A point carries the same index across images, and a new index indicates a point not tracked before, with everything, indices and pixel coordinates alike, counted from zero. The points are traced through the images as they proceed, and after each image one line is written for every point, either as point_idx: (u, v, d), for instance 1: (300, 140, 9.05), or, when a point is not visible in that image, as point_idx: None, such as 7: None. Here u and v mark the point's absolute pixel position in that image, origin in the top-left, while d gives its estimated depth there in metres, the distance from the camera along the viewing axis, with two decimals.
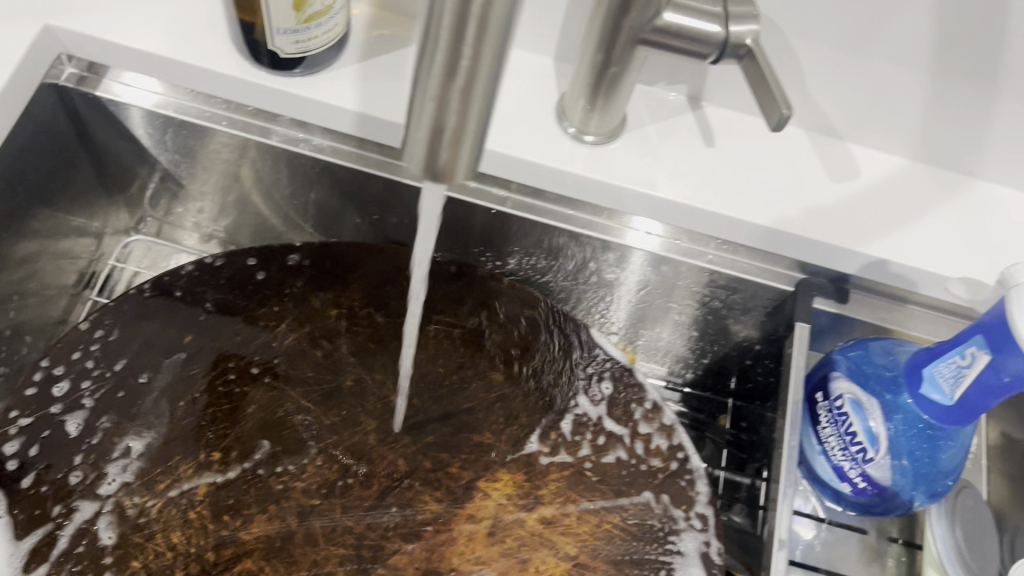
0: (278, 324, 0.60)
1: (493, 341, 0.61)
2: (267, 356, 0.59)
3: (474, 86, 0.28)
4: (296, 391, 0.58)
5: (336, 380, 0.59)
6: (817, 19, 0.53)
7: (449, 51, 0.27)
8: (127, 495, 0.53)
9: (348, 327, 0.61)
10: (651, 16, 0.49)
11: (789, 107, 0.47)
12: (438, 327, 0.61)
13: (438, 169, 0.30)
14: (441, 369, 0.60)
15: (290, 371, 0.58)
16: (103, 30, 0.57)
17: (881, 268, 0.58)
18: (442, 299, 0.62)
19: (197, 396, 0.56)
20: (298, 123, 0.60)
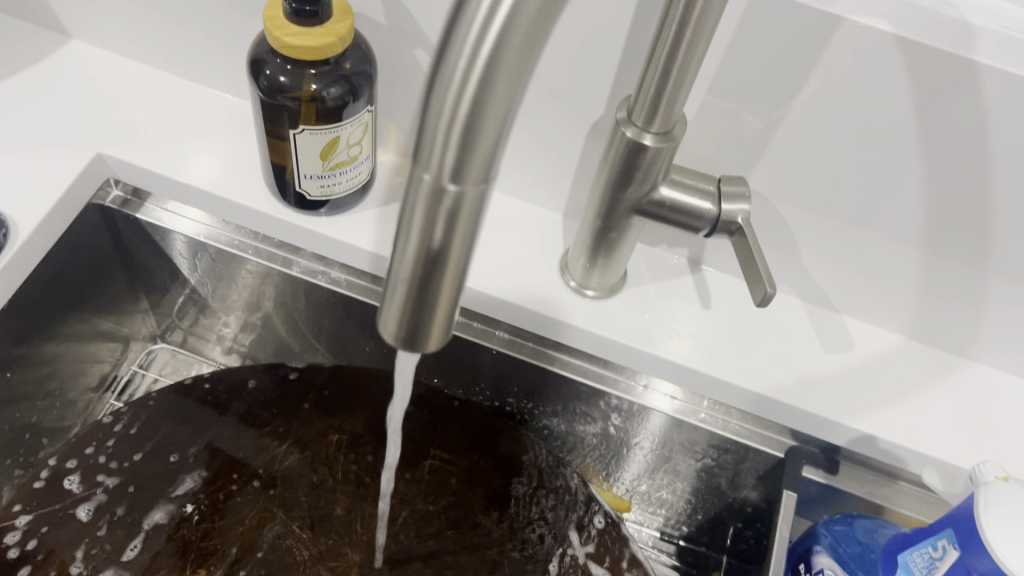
0: (282, 443, 0.62)
1: (485, 481, 0.62)
2: (264, 475, 0.60)
3: (444, 274, 0.30)
4: (291, 513, 0.59)
5: (332, 505, 0.60)
6: (811, 198, 0.56)
7: (419, 242, 0.29)
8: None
9: (348, 453, 0.62)
10: (648, 190, 0.52)
11: (773, 286, 0.49)
12: (435, 459, 0.63)
13: (410, 343, 0.32)
14: (433, 508, 0.61)
15: (286, 493, 0.60)
16: (151, 161, 0.62)
17: (870, 443, 0.58)
18: (441, 432, 0.64)
19: (202, 498, 0.59)
20: (319, 257, 0.64)
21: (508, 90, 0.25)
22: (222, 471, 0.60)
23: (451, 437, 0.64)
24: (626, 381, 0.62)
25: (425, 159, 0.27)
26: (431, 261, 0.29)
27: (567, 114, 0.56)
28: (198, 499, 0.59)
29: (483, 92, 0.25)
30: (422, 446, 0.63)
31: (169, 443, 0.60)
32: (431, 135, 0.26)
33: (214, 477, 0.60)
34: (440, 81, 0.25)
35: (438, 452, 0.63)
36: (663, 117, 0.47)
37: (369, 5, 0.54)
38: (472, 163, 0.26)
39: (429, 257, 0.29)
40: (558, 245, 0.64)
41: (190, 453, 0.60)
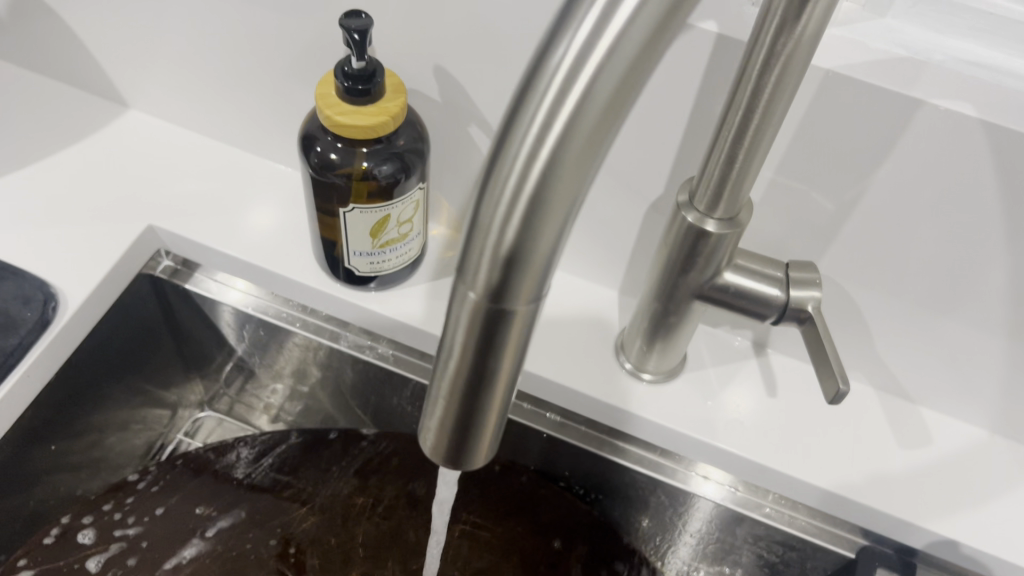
0: (299, 503, 0.64)
1: (506, 552, 0.62)
2: (276, 543, 0.61)
3: (488, 390, 0.27)
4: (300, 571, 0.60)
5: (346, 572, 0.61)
6: (885, 283, 0.53)
7: (463, 356, 0.26)
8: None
9: (366, 518, 0.63)
10: (711, 275, 0.49)
11: (846, 382, 0.45)
12: (468, 523, 0.64)
13: (452, 459, 0.29)
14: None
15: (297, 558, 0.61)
16: (202, 233, 0.62)
17: (952, 548, 0.54)
18: (479, 497, 0.65)
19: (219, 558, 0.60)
20: (367, 332, 0.63)
21: (564, 207, 0.22)
22: (245, 525, 0.62)
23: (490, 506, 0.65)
24: (685, 471, 0.59)
25: (470, 278, 0.24)
26: (476, 376, 0.27)
27: (624, 191, 0.54)
28: (224, 552, 0.60)
29: (536, 210, 0.22)
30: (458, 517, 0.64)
31: (170, 502, 0.63)
32: (478, 252, 0.24)
33: (229, 528, 0.62)
34: (489, 197, 0.23)
35: (472, 518, 0.64)
36: (728, 203, 0.45)
37: (423, 81, 0.53)
38: (522, 283, 0.24)
39: (474, 372, 0.27)
40: (613, 324, 0.61)
41: (207, 513, 0.62)
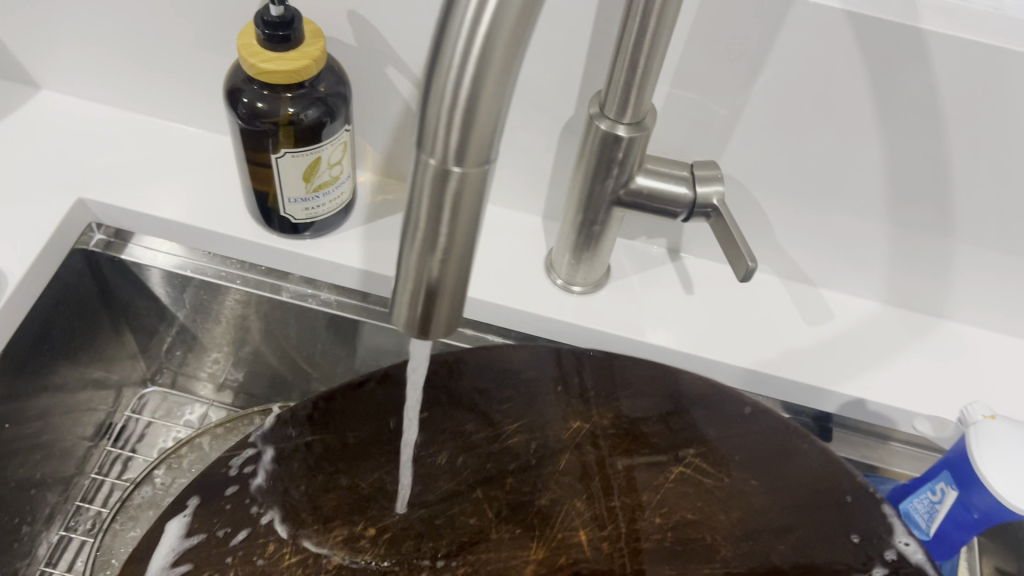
0: (517, 425, 0.54)
1: (750, 490, 0.52)
2: (598, 463, 0.54)
3: (451, 254, 0.31)
4: (631, 498, 0.53)
5: (584, 517, 0.53)
6: (779, 175, 0.58)
7: (428, 223, 0.30)
8: (343, 554, 0.52)
9: (585, 447, 0.54)
10: (626, 180, 0.53)
11: (755, 260, 0.50)
12: (705, 457, 0.53)
13: (422, 328, 0.33)
14: (617, 506, 0.53)
15: (525, 478, 0.54)
16: (132, 201, 0.63)
17: (859, 406, 0.60)
18: (719, 433, 0.53)
19: (441, 478, 0.53)
20: (308, 281, 0.65)
21: (503, 72, 0.26)
22: (546, 448, 0.54)
23: (610, 393, 0.54)
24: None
25: (429, 146, 0.28)
26: (441, 240, 0.30)
27: (539, 117, 0.58)
28: (421, 492, 0.53)
29: (480, 74, 0.26)
30: (633, 427, 0.54)
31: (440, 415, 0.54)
32: (433, 122, 0.27)
33: (557, 442, 0.54)
34: (439, 69, 0.26)
35: (684, 459, 0.53)
36: (634, 108, 0.49)
37: (338, 29, 0.56)
38: (473, 145, 0.28)
39: (439, 237, 0.30)
40: (540, 247, 0.65)
41: (578, 430, 0.54)
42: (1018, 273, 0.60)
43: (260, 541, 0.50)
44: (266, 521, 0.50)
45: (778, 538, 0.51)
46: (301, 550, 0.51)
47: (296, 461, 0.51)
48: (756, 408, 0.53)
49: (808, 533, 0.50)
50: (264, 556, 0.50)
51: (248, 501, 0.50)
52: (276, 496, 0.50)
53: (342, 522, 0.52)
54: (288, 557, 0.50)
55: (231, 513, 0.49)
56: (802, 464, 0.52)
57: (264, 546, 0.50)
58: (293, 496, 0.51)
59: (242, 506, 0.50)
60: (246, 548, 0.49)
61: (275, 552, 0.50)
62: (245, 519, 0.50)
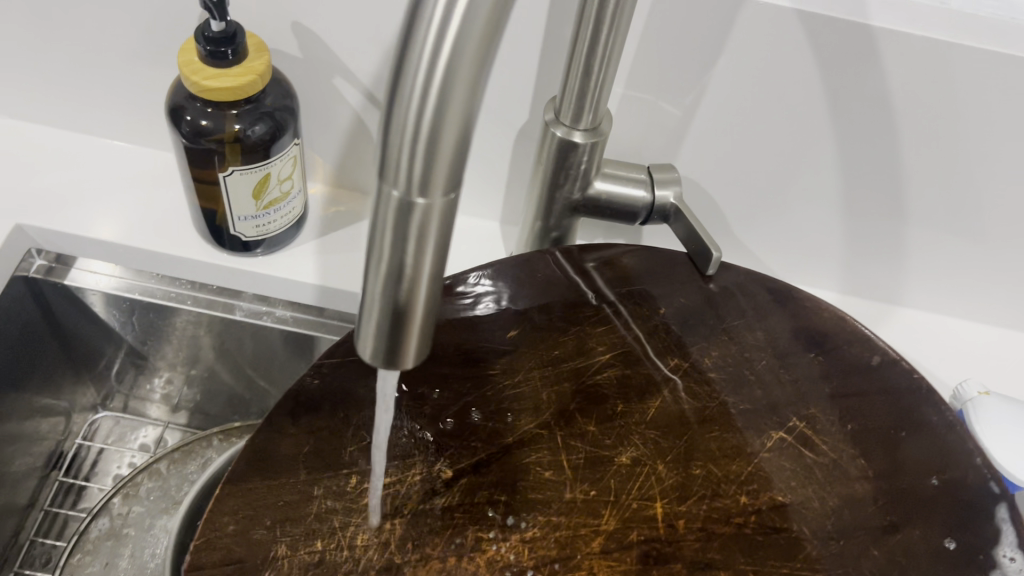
0: (610, 352, 0.50)
1: (858, 471, 0.46)
2: (700, 429, 0.47)
3: (419, 283, 0.30)
4: (723, 466, 0.45)
5: (672, 463, 0.45)
6: (734, 173, 0.58)
7: (393, 254, 0.29)
8: (423, 489, 0.42)
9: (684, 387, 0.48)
10: (585, 186, 0.53)
11: (719, 248, 0.52)
12: (815, 423, 0.47)
13: (390, 360, 0.32)
14: (697, 472, 0.45)
15: (618, 439, 0.46)
16: (73, 225, 0.60)
17: None
18: (835, 389, 0.49)
19: (559, 423, 0.46)
20: (261, 298, 0.63)
21: (466, 100, 0.26)
22: (639, 384, 0.48)
23: (701, 310, 0.52)
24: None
25: (391, 177, 0.27)
26: (408, 271, 0.29)
27: (493, 121, 0.57)
28: (515, 419, 0.46)
29: (442, 104, 0.25)
30: (741, 367, 0.49)
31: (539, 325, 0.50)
32: (395, 153, 0.26)
33: (650, 382, 0.48)
34: (400, 100, 0.25)
35: (790, 425, 0.47)
36: (590, 114, 0.49)
37: (281, 41, 0.54)
38: (436, 176, 0.27)
39: (405, 268, 0.29)
40: (500, 252, 0.64)
41: (673, 368, 0.49)
42: (971, 256, 0.61)
43: (320, 463, 0.42)
44: (356, 449, 0.42)
45: (884, 508, 0.44)
46: (390, 481, 0.42)
47: (367, 380, 0.45)
48: (884, 357, 0.50)
49: (919, 484, 0.45)
50: (327, 487, 0.41)
51: (335, 415, 0.43)
52: (365, 418, 0.43)
53: (440, 459, 0.44)
54: (370, 496, 0.41)
55: (284, 419, 0.43)
56: (929, 439, 0.47)
57: (333, 478, 0.41)
58: (372, 418, 0.44)
59: (304, 420, 0.43)
60: (320, 466, 0.41)
61: (318, 457, 0.42)
62: (328, 435, 0.42)
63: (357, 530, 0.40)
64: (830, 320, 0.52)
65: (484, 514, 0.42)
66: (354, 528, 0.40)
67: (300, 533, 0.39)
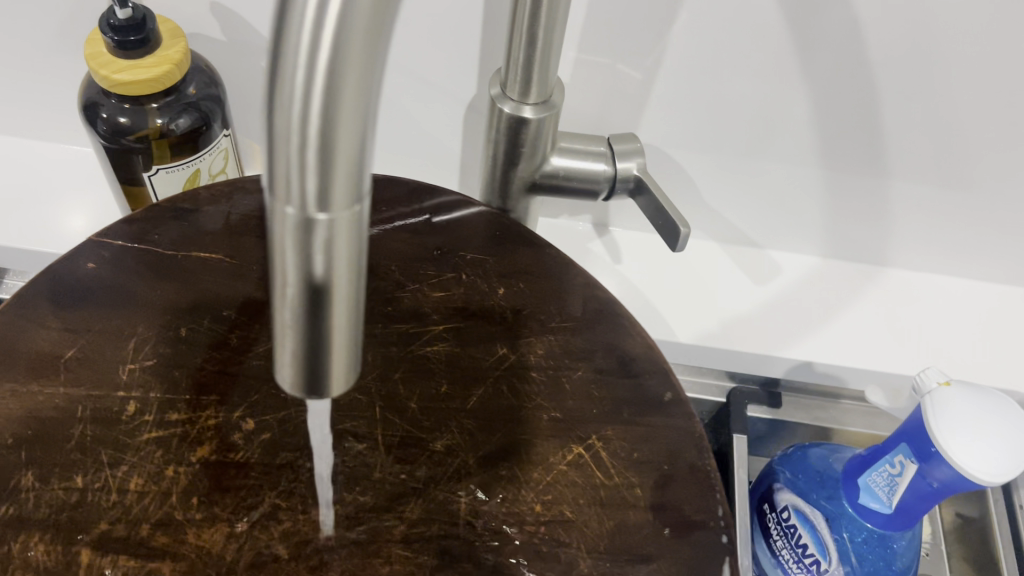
0: (444, 324, 0.46)
1: (633, 500, 0.40)
2: (496, 449, 0.41)
3: (335, 298, 0.26)
4: (523, 472, 0.40)
5: (465, 481, 0.40)
6: (702, 135, 0.54)
7: (298, 269, 0.25)
8: (216, 448, 0.39)
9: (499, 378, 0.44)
10: (540, 162, 0.49)
11: (687, 225, 0.47)
12: (608, 443, 0.42)
13: (313, 388, 0.28)
14: (502, 475, 0.40)
15: (404, 454, 0.41)
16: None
17: (807, 369, 0.58)
18: (632, 415, 0.42)
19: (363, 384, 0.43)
20: None
21: (360, 95, 0.22)
22: (467, 365, 0.44)
23: (536, 297, 0.47)
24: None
25: (282, 192, 0.23)
26: (319, 285, 0.25)
27: (437, 95, 0.53)
28: None
29: (331, 101, 0.21)
30: (557, 373, 0.44)
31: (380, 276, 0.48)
32: (283, 164, 0.23)
33: (477, 366, 0.44)
34: (280, 101, 0.22)
35: (586, 441, 0.42)
36: (539, 86, 0.45)
37: (205, 23, 0.50)
38: (334, 186, 0.23)
39: (315, 283, 0.25)
40: None
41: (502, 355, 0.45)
42: (954, 213, 0.57)
43: (89, 379, 0.40)
44: (134, 369, 0.41)
45: (648, 540, 0.38)
46: (172, 421, 0.40)
47: (154, 285, 0.44)
48: (676, 395, 0.43)
49: (672, 530, 0.39)
50: (94, 411, 0.39)
51: (98, 316, 0.42)
52: (145, 331, 0.42)
53: (241, 408, 0.41)
54: (148, 433, 0.39)
55: (42, 314, 0.42)
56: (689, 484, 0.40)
57: (102, 399, 0.40)
58: (158, 333, 0.42)
59: (75, 326, 0.42)
60: (84, 383, 0.40)
61: (85, 370, 0.40)
62: (90, 343, 0.41)
63: (128, 470, 0.38)
64: (641, 341, 0.45)
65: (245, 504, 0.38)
66: (124, 468, 0.38)
67: (57, 463, 0.37)
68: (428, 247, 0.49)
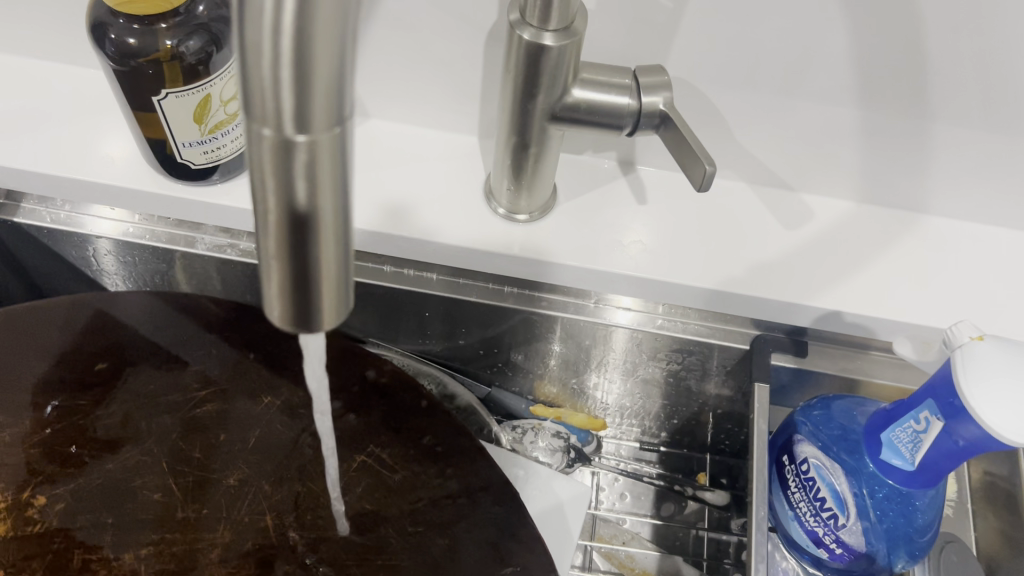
0: (209, 390, 0.55)
1: (426, 485, 0.53)
2: (280, 483, 0.52)
3: (321, 219, 0.25)
4: (316, 486, 0.52)
5: (257, 505, 0.51)
6: (735, 69, 0.51)
7: (278, 178, 0.23)
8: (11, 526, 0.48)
9: (273, 421, 0.54)
10: (560, 95, 0.47)
11: (712, 162, 0.44)
12: (383, 451, 0.54)
13: (304, 324, 0.27)
14: (299, 495, 0.52)
15: (198, 493, 0.51)
16: (12, 157, 0.55)
17: (836, 319, 0.56)
18: (397, 425, 0.56)
19: (161, 456, 0.52)
20: (224, 230, 0.59)
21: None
22: (233, 416, 0.54)
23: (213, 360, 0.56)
24: (602, 305, 0.60)
25: (258, 111, 0.22)
26: (303, 198, 0.23)
27: (456, 22, 0.51)
28: (109, 455, 0.51)
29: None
30: (348, 400, 0.56)
31: (142, 357, 0.55)
32: (259, 78, 0.21)
33: (220, 415, 0.54)
34: (251, 7, 0.21)
35: (369, 450, 0.54)
36: (560, 13, 0.42)
37: None
38: (314, 103, 0.22)
39: (298, 194, 0.23)
40: (480, 170, 0.59)
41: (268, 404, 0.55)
42: (1001, 157, 0.54)
43: None
44: None
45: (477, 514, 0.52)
46: None
47: None
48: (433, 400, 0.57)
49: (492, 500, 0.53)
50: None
51: None
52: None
53: (27, 487, 0.50)
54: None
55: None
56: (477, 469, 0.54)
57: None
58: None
59: None
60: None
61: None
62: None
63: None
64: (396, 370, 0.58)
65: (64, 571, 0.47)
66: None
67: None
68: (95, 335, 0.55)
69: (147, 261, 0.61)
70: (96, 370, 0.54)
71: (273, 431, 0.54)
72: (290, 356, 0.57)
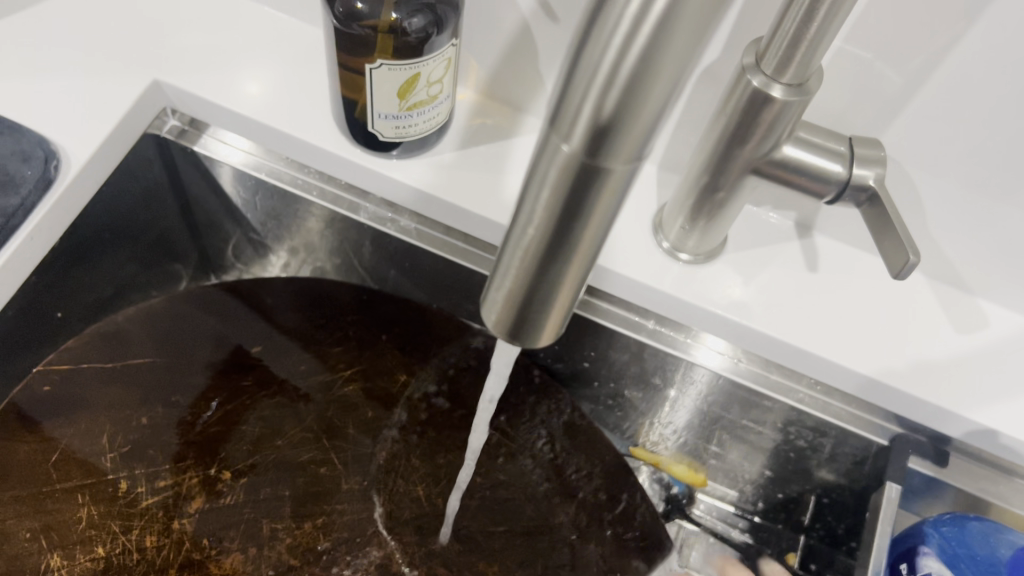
0: (353, 367, 0.59)
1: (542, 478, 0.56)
2: (424, 459, 0.57)
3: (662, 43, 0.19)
4: (437, 457, 0.57)
5: (408, 479, 0.56)
6: (948, 161, 0.49)
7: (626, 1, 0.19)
8: (204, 499, 0.52)
9: (409, 400, 0.58)
10: (769, 149, 0.45)
11: (917, 253, 0.42)
12: (504, 430, 0.58)
13: (519, 330, 0.26)
14: (439, 464, 0.57)
15: (356, 467, 0.56)
16: (211, 91, 0.57)
17: (989, 438, 0.53)
18: (518, 404, 0.59)
19: (310, 423, 0.56)
20: (388, 204, 0.59)
21: (688, 46, 0.20)
22: (382, 392, 0.58)
23: (365, 335, 0.60)
24: (681, 337, 0.58)
25: (565, 126, 0.22)
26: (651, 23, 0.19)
27: None
28: (279, 425, 0.56)
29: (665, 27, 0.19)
30: (457, 386, 0.59)
31: (294, 322, 0.59)
32: (580, 96, 0.21)
33: (352, 396, 0.58)
34: (597, 40, 0.20)
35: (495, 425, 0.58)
36: (798, 67, 0.40)
37: None
38: (626, 134, 0.21)
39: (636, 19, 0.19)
40: (653, 202, 0.58)
41: (403, 380, 0.59)
42: None
43: (79, 473, 0.50)
44: (114, 456, 0.51)
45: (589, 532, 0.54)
46: (161, 486, 0.51)
47: (149, 368, 0.54)
48: (545, 380, 0.59)
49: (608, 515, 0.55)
50: (93, 493, 0.50)
51: (91, 399, 0.52)
52: (115, 426, 0.52)
53: (213, 464, 0.53)
54: (144, 501, 0.51)
55: (16, 430, 0.49)
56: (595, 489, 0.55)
57: (97, 484, 0.50)
58: (125, 427, 0.52)
59: (117, 422, 0.52)
60: (80, 475, 0.50)
61: (41, 472, 0.49)
62: (75, 444, 0.50)
63: (139, 531, 0.50)
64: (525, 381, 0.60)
65: (260, 552, 0.51)
66: (136, 532, 0.50)
67: (75, 542, 0.48)
68: (248, 307, 0.58)
69: (307, 215, 0.63)
70: (251, 332, 0.58)
71: (410, 407, 0.58)
72: (428, 336, 0.60)
